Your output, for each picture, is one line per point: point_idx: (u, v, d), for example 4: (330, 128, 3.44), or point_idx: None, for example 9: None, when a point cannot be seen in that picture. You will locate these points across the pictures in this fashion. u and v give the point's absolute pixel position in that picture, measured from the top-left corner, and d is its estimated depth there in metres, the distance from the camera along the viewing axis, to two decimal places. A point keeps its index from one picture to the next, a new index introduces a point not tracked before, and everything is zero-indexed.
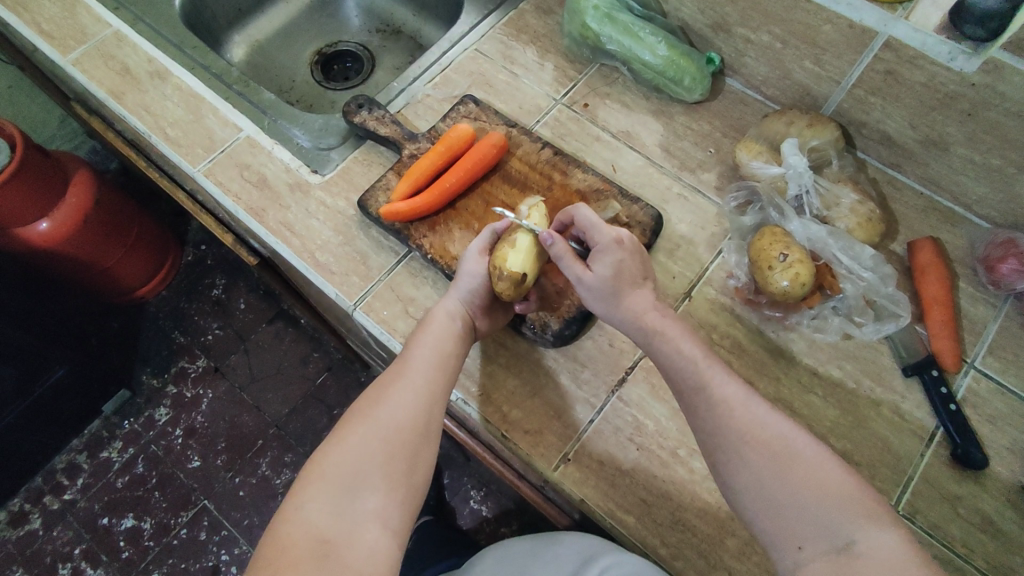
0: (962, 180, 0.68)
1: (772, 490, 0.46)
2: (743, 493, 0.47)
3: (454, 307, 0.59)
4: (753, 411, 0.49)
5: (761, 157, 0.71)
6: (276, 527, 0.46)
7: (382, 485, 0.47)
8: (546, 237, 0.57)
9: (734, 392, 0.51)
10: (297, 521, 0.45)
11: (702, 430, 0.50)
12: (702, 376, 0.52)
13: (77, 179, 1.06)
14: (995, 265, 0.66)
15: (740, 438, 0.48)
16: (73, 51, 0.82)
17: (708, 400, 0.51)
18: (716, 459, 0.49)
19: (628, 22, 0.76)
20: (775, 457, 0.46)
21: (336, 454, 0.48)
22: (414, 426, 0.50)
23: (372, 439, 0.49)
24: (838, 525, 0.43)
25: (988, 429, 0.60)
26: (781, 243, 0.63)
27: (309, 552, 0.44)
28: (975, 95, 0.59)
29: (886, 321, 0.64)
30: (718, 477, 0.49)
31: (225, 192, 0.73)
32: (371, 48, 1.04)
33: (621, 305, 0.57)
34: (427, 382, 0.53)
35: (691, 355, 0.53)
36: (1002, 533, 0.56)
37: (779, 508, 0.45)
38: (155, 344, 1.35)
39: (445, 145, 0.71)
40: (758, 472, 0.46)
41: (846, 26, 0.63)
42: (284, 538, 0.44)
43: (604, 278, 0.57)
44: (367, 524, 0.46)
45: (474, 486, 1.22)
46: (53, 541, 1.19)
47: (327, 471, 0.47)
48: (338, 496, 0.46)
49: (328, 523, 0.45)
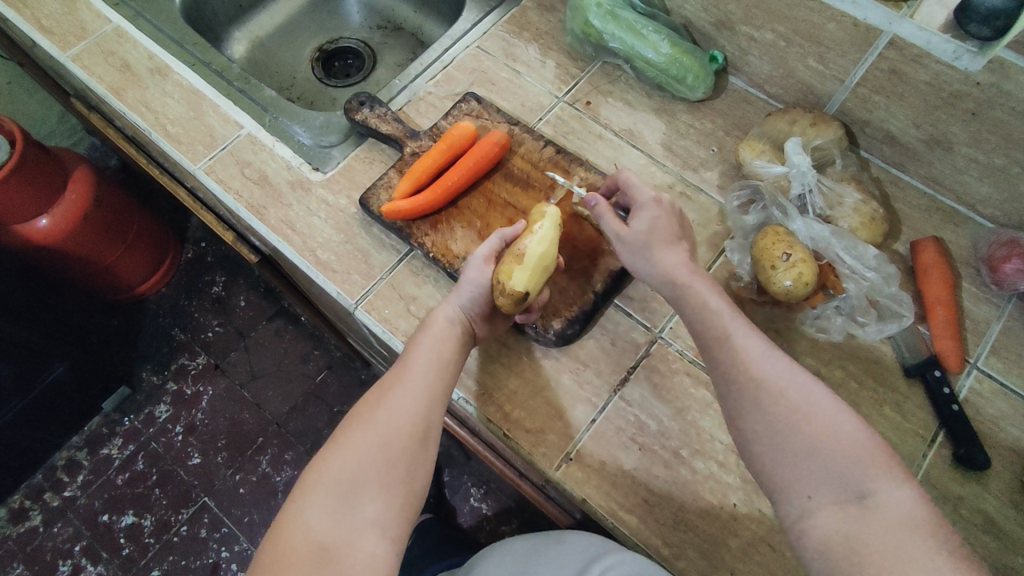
0: (966, 179, 0.68)
1: (788, 439, 0.45)
2: (755, 443, 0.46)
3: (454, 311, 0.59)
4: (775, 361, 0.48)
5: (764, 156, 0.71)
6: (277, 533, 0.46)
7: (380, 491, 0.47)
8: (591, 198, 0.61)
9: (756, 344, 0.50)
10: (297, 529, 0.46)
11: (719, 378, 0.50)
12: (722, 327, 0.51)
13: (76, 176, 1.06)
14: (998, 265, 0.65)
15: (757, 387, 0.47)
16: (73, 47, 0.82)
17: (729, 349, 0.50)
18: (730, 408, 0.49)
19: (631, 20, 0.76)
20: (792, 407, 0.45)
21: (335, 460, 0.48)
22: (413, 430, 0.50)
23: (370, 444, 0.49)
24: (852, 478, 0.42)
25: (990, 430, 0.60)
26: (784, 242, 0.63)
27: (309, 559, 0.44)
28: (980, 94, 0.59)
29: (889, 321, 0.64)
30: (732, 428, 0.49)
31: (226, 189, 0.73)
32: (372, 46, 1.04)
33: (654, 257, 0.56)
34: (426, 386, 0.53)
35: (717, 307, 0.52)
36: (1004, 534, 0.56)
37: (793, 457, 0.44)
38: (155, 341, 1.35)
39: (447, 143, 0.71)
40: (775, 420, 0.45)
41: (851, 24, 0.63)
42: (284, 545, 0.45)
43: (640, 229, 0.58)
44: (366, 530, 0.46)
45: (474, 483, 1.22)
46: (53, 538, 1.19)
47: (326, 478, 0.47)
48: (336, 503, 0.46)
49: (327, 531, 0.45)
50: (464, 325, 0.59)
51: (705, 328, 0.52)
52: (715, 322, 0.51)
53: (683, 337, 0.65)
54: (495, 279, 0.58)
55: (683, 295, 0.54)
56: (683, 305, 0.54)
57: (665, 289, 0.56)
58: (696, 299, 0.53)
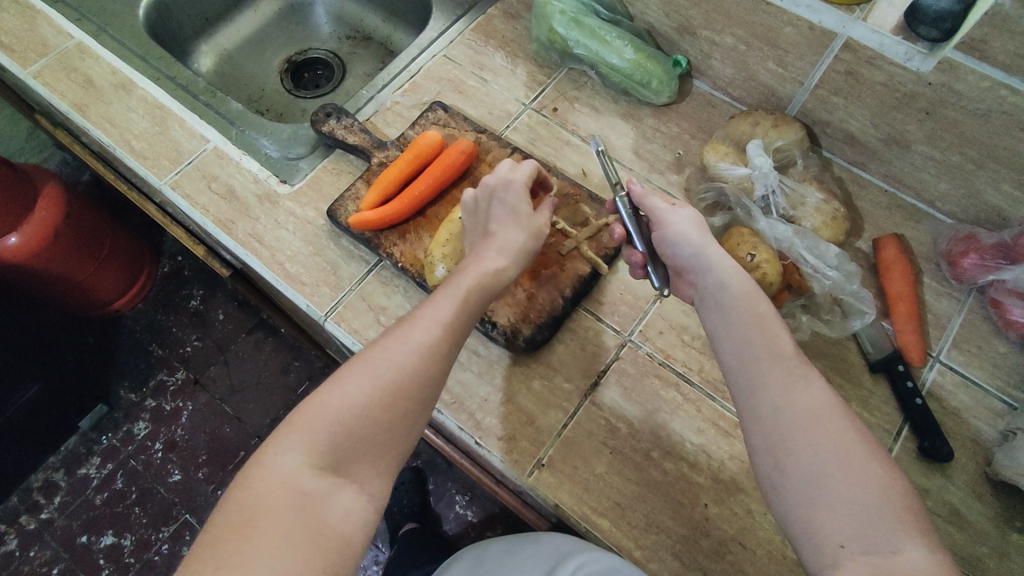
0: (925, 177, 0.70)
1: (830, 478, 0.43)
2: (794, 474, 0.44)
3: (498, 260, 0.55)
4: (833, 403, 0.46)
5: (728, 158, 0.72)
6: (249, 472, 0.43)
7: (371, 450, 0.45)
8: (632, 183, 0.60)
9: (815, 381, 0.48)
10: (272, 472, 0.43)
11: (764, 402, 0.47)
12: (783, 357, 0.49)
13: (46, 192, 1.04)
14: (957, 260, 0.67)
15: (812, 420, 0.45)
16: (33, 64, 0.80)
17: (786, 376, 0.48)
18: (769, 435, 0.46)
19: (594, 27, 0.77)
20: (846, 448, 0.44)
21: (329, 407, 0.45)
22: (417, 390, 0.48)
23: (374, 396, 0.46)
24: (886, 532, 0.40)
25: (954, 422, 0.61)
26: (749, 243, 0.64)
27: (282, 507, 0.41)
28: (932, 94, 0.61)
29: (852, 318, 0.65)
30: (769, 450, 0.46)
31: (193, 204, 0.72)
32: (341, 55, 1.04)
33: (713, 249, 0.55)
34: (433, 341, 0.49)
35: (778, 335, 0.50)
36: (968, 524, 0.57)
37: (829, 498, 0.42)
38: (132, 357, 1.33)
39: (413, 152, 0.71)
40: (823, 456, 0.43)
41: (807, 28, 0.64)
42: (256, 487, 0.42)
43: (689, 211, 0.58)
44: (345, 485, 0.44)
45: (459, 490, 1.22)
46: (30, 562, 1.17)
47: (314, 423, 0.45)
48: (321, 452, 0.44)
49: (306, 480, 0.43)
50: (498, 276, 0.55)
51: (760, 346, 0.50)
52: (773, 343, 0.50)
53: (652, 339, 0.66)
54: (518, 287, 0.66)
55: (747, 294, 0.53)
56: (736, 306, 0.52)
57: (733, 278, 0.54)
58: (755, 307, 0.52)
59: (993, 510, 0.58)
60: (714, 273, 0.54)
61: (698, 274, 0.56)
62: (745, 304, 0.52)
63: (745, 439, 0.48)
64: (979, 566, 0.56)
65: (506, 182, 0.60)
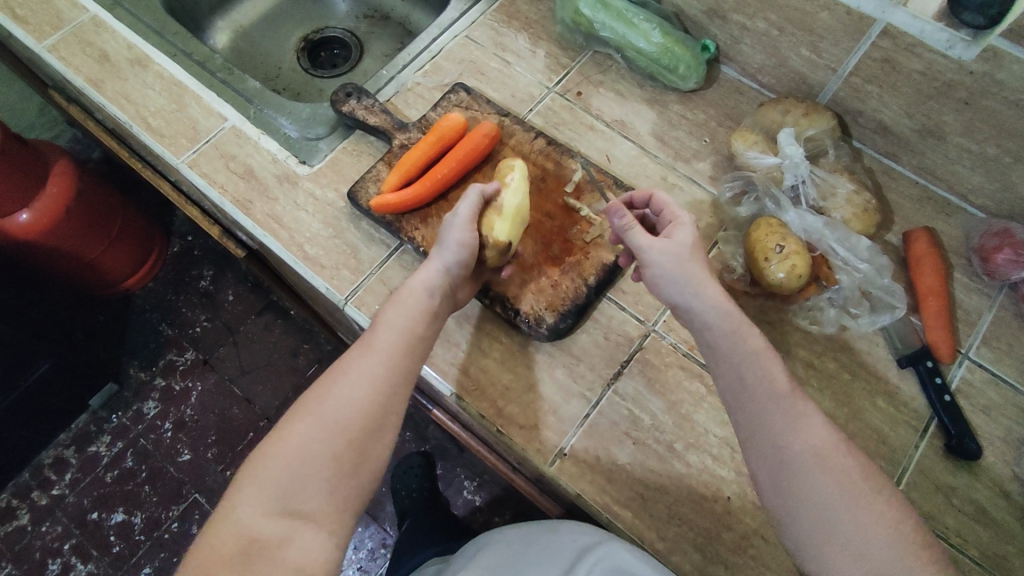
0: (959, 170, 0.68)
1: (840, 517, 0.44)
2: (804, 515, 0.45)
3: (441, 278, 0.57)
4: (833, 437, 0.48)
5: (757, 146, 0.70)
6: (208, 529, 0.45)
7: (326, 487, 0.46)
8: (617, 210, 0.56)
9: (813, 415, 0.48)
10: (227, 522, 0.44)
11: (769, 442, 0.48)
12: (782, 391, 0.49)
13: (57, 169, 1.03)
14: (990, 255, 0.65)
15: (816, 458, 0.46)
16: (48, 37, 0.79)
17: (787, 413, 0.48)
18: (776, 475, 0.47)
19: (621, 9, 0.75)
20: (850, 486, 0.45)
21: (279, 452, 0.47)
22: (371, 420, 0.49)
23: (319, 436, 0.47)
24: (896, 566, 0.43)
25: (982, 419, 0.61)
26: (778, 234, 0.63)
27: (238, 557, 0.42)
28: (973, 83, 0.59)
29: (882, 313, 0.64)
30: (777, 493, 0.47)
31: (211, 183, 0.71)
32: (358, 35, 1.02)
33: (697, 279, 0.53)
34: (383, 369, 0.51)
35: (767, 363, 0.51)
36: (994, 523, 0.57)
37: (841, 537, 0.44)
38: (142, 336, 1.33)
39: (436, 135, 0.69)
40: (830, 495, 0.45)
41: (844, 13, 0.62)
42: (213, 539, 0.44)
43: (675, 246, 0.55)
44: (302, 527, 0.45)
45: (468, 476, 1.22)
46: (42, 537, 1.18)
47: (266, 471, 0.46)
48: (273, 500, 0.45)
49: (262, 526, 0.44)
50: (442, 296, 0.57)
51: (757, 380, 0.50)
52: (771, 378, 0.50)
53: (675, 330, 0.65)
54: (544, 278, 0.65)
55: (736, 328, 0.52)
56: (727, 343, 0.51)
57: (716, 317, 0.52)
58: (748, 342, 0.51)
59: (1019, 510, 0.57)
60: (697, 315, 0.53)
61: (681, 313, 0.55)
62: (733, 343, 0.51)
63: (751, 477, 0.49)
64: (1004, 565, 0.55)
65: (450, 215, 0.61)
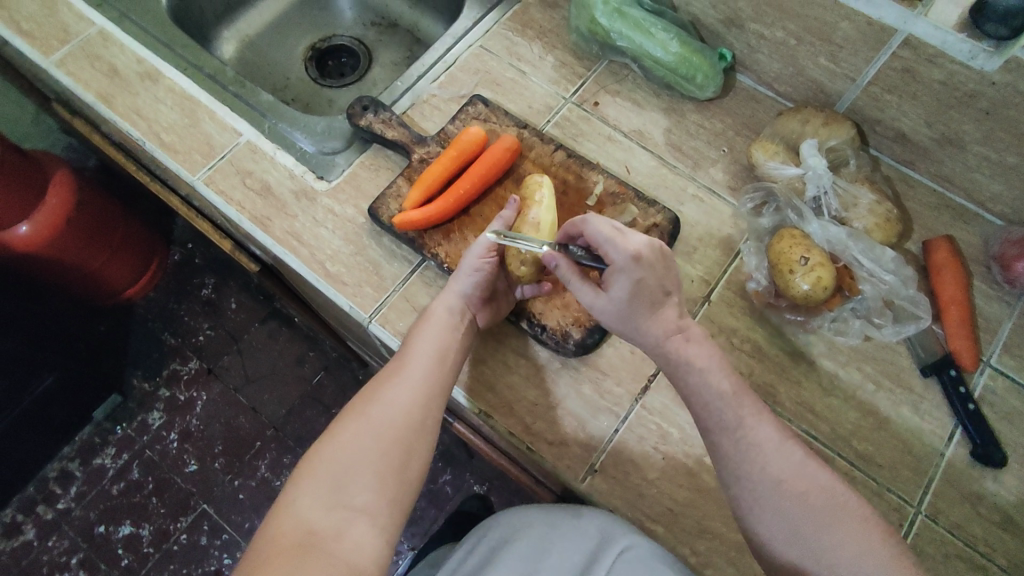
0: (977, 178, 0.68)
1: (809, 540, 0.48)
2: (777, 542, 0.49)
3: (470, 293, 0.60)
4: (786, 460, 0.50)
5: (778, 157, 0.70)
6: (268, 520, 0.48)
7: (376, 484, 0.50)
8: (551, 258, 0.56)
9: (766, 441, 0.51)
10: (287, 515, 0.48)
11: (730, 478, 0.51)
12: (733, 422, 0.52)
13: (56, 180, 1.01)
14: (1010, 263, 0.66)
15: (773, 487, 0.49)
16: (55, 51, 0.78)
17: (738, 446, 0.51)
18: (744, 508, 0.50)
19: (639, 18, 0.74)
20: (812, 507, 0.48)
21: (332, 451, 0.51)
22: (413, 424, 0.53)
23: (368, 438, 0.52)
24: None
25: (1006, 427, 0.61)
26: (801, 246, 0.63)
27: (297, 545, 0.46)
28: (995, 94, 0.59)
29: (907, 323, 0.65)
30: (748, 524, 0.50)
31: (227, 200, 0.71)
32: (367, 43, 1.01)
33: (637, 327, 0.55)
34: (424, 378, 0.55)
35: (725, 394, 0.53)
36: (1019, 530, 0.57)
37: (814, 558, 0.47)
38: (146, 347, 1.32)
39: (456, 149, 0.69)
40: (792, 521, 0.48)
41: (865, 23, 0.62)
42: (274, 528, 0.47)
43: (603, 305, 0.55)
44: (356, 520, 0.48)
45: (479, 481, 1.22)
46: (49, 552, 1.17)
47: (321, 466, 0.50)
48: (330, 494, 0.49)
49: (318, 518, 0.48)
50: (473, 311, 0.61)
51: (714, 415, 0.53)
52: (726, 411, 0.52)
53: None
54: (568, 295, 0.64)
55: (696, 365, 0.54)
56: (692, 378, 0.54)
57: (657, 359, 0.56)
58: (713, 382, 0.53)
59: None
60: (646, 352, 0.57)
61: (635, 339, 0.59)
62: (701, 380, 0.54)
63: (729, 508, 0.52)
64: None
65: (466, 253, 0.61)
